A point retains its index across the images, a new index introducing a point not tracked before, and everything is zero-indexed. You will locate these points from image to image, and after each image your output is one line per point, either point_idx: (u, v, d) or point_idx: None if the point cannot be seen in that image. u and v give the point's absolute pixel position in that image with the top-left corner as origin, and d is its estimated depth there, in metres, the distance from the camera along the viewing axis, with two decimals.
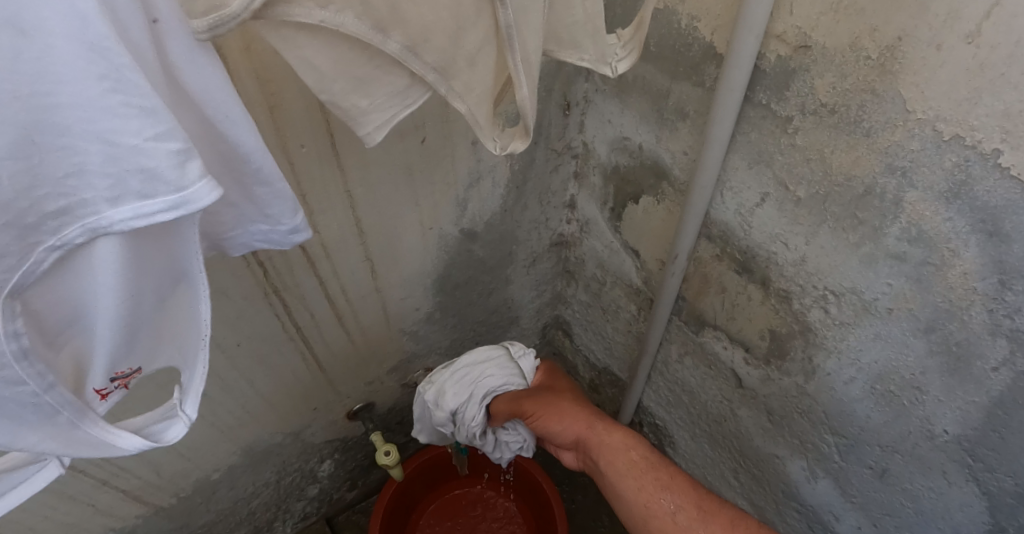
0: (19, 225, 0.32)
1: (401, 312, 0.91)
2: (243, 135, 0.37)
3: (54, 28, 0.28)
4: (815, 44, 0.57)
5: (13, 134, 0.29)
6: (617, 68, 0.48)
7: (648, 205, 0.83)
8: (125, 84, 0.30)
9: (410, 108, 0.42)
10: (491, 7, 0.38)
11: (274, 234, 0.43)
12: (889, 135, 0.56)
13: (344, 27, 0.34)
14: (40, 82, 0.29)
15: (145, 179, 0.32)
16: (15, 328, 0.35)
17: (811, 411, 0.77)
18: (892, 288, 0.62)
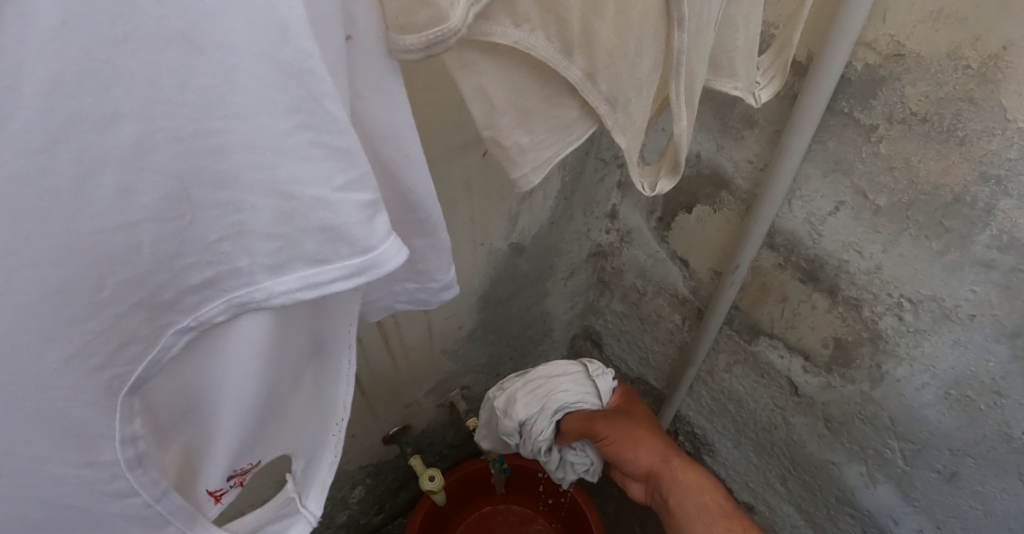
0: (151, 304, 0.28)
1: (445, 331, 0.87)
2: (419, 175, 0.34)
3: (240, 44, 0.22)
4: (909, 52, 0.56)
5: (165, 185, 0.24)
6: (759, 97, 0.51)
7: (703, 214, 0.82)
8: (320, 119, 0.25)
9: (570, 145, 0.42)
10: (667, 35, 0.38)
11: (421, 294, 0.42)
12: (985, 143, 0.55)
13: (535, 49, 0.33)
14: (211, 116, 0.23)
15: (326, 238, 0.28)
16: (132, 431, 0.32)
17: (876, 417, 0.77)
18: (977, 294, 0.61)
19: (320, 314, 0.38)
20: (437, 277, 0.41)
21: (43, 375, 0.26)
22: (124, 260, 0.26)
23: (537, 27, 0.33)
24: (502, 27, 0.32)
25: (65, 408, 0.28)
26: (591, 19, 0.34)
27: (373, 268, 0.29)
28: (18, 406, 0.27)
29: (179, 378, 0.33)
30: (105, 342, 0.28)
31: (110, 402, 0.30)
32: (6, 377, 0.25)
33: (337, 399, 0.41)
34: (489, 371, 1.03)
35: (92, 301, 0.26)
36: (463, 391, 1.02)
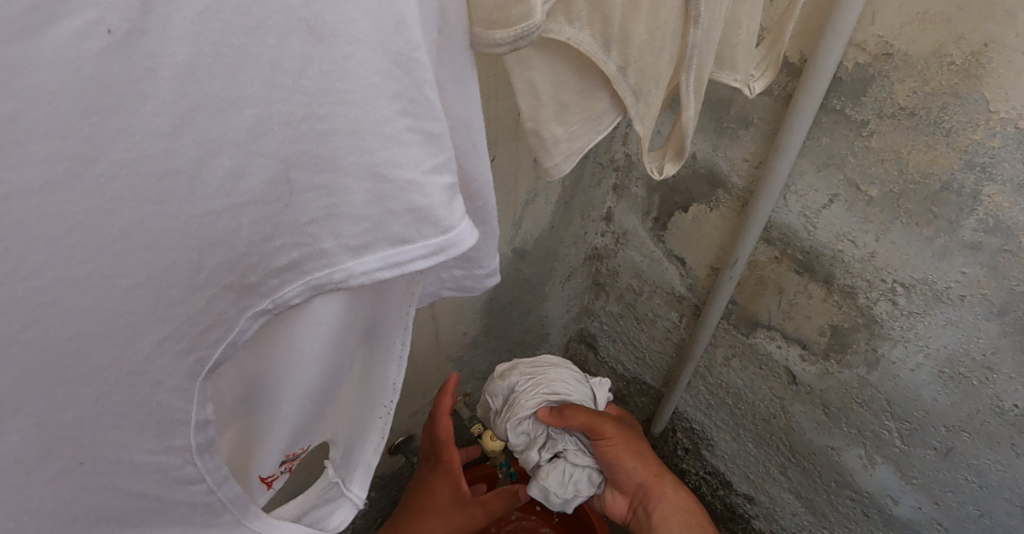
0: (239, 286, 0.28)
1: (450, 339, 0.87)
2: (481, 164, 0.35)
3: (358, 34, 0.25)
4: (896, 52, 0.60)
5: (272, 168, 0.26)
6: (754, 88, 0.52)
7: (699, 213, 0.85)
8: (418, 105, 0.27)
9: (599, 134, 0.42)
10: (683, 32, 0.38)
11: (466, 281, 0.42)
12: (970, 134, 0.59)
13: (582, 46, 0.35)
14: (322, 101, 0.25)
15: (412, 219, 0.29)
16: (206, 417, 0.31)
17: (872, 400, 0.81)
18: (966, 275, 0.65)
19: (375, 300, 0.37)
20: (484, 264, 0.41)
21: (136, 359, 0.27)
22: (223, 242, 0.26)
23: (585, 25, 0.34)
24: (559, 24, 0.33)
25: (151, 393, 0.28)
26: (629, 16, 0.35)
27: (451, 247, 0.30)
28: (108, 391, 0.27)
29: (244, 360, 0.33)
30: (192, 326, 0.28)
31: (191, 387, 0.30)
32: (107, 360, 0.26)
33: (387, 382, 0.40)
34: None
35: (189, 284, 0.27)
36: (464, 398, 1.02)
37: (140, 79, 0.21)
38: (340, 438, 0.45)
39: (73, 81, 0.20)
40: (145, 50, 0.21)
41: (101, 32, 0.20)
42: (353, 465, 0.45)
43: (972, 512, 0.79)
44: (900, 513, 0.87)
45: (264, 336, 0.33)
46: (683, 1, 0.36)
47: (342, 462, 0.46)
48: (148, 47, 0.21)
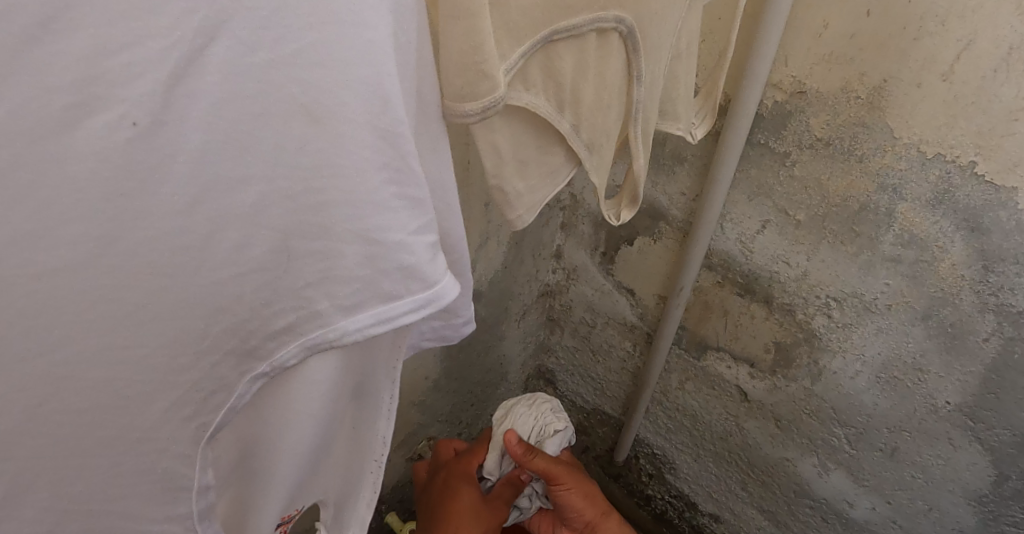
0: (239, 352, 0.30)
1: (413, 383, 0.86)
2: (454, 223, 0.37)
3: (350, 115, 0.27)
4: (809, 89, 0.66)
5: (272, 239, 0.28)
6: (696, 134, 0.56)
7: (643, 245, 0.89)
8: (403, 173, 0.29)
9: (557, 188, 0.44)
10: (628, 91, 0.42)
11: (446, 331, 0.44)
12: (880, 159, 0.65)
13: (539, 109, 0.37)
14: (318, 175, 0.27)
15: (402, 276, 0.30)
16: (206, 481, 0.34)
17: (819, 410, 0.86)
18: (890, 286, 0.71)
19: (366, 355, 0.37)
20: (460, 313, 0.43)
21: (145, 426, 0.29)
22: (228, 309, 0.28)
23: (539, 92, 0.37)
24: (518, 92, 0.36)
25: (157, 459, 0.31)
26: (579, 81, 0.38)
27: (437, 299, 0.32)
28: (116, 454, 0.29)
29: (240, 424, 0.34)
30: (198, 391, 0.30)
31: (192, 452, 0.32)
32: (118, 430, 0.28)
33: (376, 436, 0.41)
34: (453, 420, 1.04)
35: (196, 350, 0.29)
36: (429, 441, 1.01)
37: (160, 164, 0.23)
38: (331, 499, 0.44)
39: (101, 167, 0.23)
40: (164, 138, 0.23)
41: (126, 124, 0.22)
42: (344, 524, 0.45)
43: (922, 507, 0.84)
44: (857, 516, 0.91)
45: (258, 402, 0.34)
46: (625, 65, 0.40)
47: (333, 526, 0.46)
48: (168, 135, 0.23)
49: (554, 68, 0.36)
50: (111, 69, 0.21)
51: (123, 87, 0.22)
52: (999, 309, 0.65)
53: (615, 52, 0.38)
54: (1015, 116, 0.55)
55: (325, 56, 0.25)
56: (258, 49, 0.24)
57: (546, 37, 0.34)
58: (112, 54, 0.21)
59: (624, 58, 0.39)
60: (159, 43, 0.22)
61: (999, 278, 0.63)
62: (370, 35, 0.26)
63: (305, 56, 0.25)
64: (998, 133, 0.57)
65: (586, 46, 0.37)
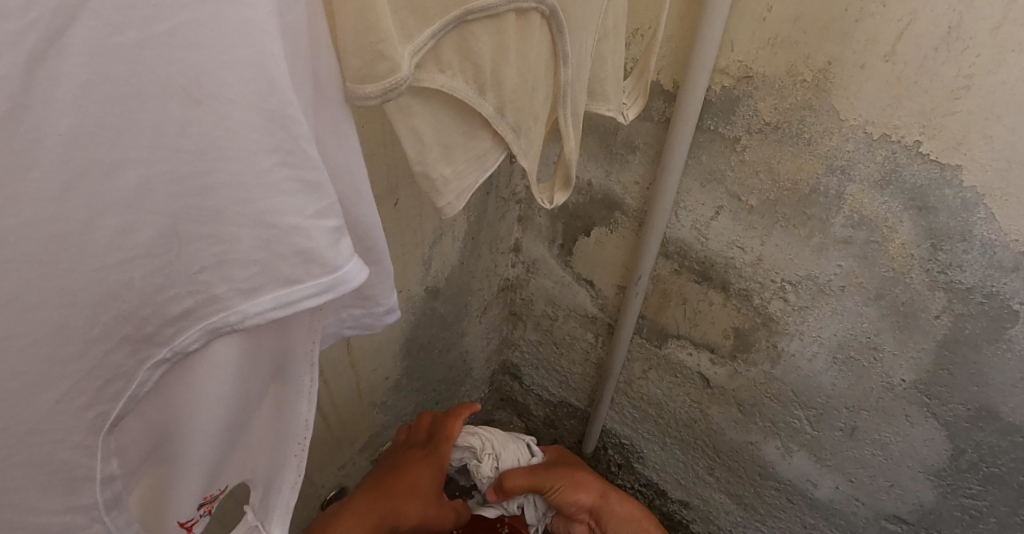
0: (135, 339, 0.26)
1: (373, 384, 0.82)
2: (369, 210, 0.33)
3: (233, 96, 0.23)
4: (755, 73, 0.66)
5: (160, 224, 0.24)
6: (628, 115, 0.56)
7: (600, 235, 0.88)
8: (299, 156, 0.25)
9: (485, 173, 0.41)
10: (555, 71, 0.41)
11: (367, 319, 0.40)
12: (827, 141, 0.65)
13: (457, 92, 0.34)
14: (204, 156, 0.23)
15: (301, 261, 0.27)
16: (111, 471, 0.30)
17: (780, 393, 0.86)
18: (842, 268, 0.72)
19: (280, 337, 0.34)
20: (382, 300, 0.39)
21: (34, 419, 0.25)
22: (118, 296, 0.25)
23: (457, 74, 0.33)
24: (431, 74, 0.32)
25: (52, 450, 0.26)
26: (500, 62, 0.35)
27: (340, 285, 0.28)
28: (7, 452, 0.25)
29: (145, 412, 0.30)
30: (92, 381, 0.26)
31: (93, 442, 0.28)
32: (3, 422, 0.24)
33: (298, 419, 0.38)
34: (417, 419, 1.01)
35: (83, 339, 0.25)
36: None
37: (23, 152, 0.20)
38: (257, 479, 0.41)
39: None
40: (28, 124, 0.20)
41: None
42: (270, 508, 0.43)
43: (884, 484, 0.85)
44: (821, 495, 0.92)
45: (165, 389, 0.30)
46: (549, 43, 0.39)
47: (261, 506, 0.43)
48: (32, 120, 0.20)
49: (469, 48, 0.33)
50: None
51: None
52: (949, 287, 0.66)
53: (535, 31, 0.36)
54: (957, 94, 0.56)
55: (202, 35, 0.21)
56: (126, 29, 0.20)
57: (458, 16, 0.31)
58: None
59: (548, 38, 0.38)
60: (13, 24, 0.18)
61: (946, 255, 0.64)
62: (250, 13, 0.22)
63: (179, 34, 0.21)
64: (941, 112, 0.57)
65: (504, 25, 0.34)
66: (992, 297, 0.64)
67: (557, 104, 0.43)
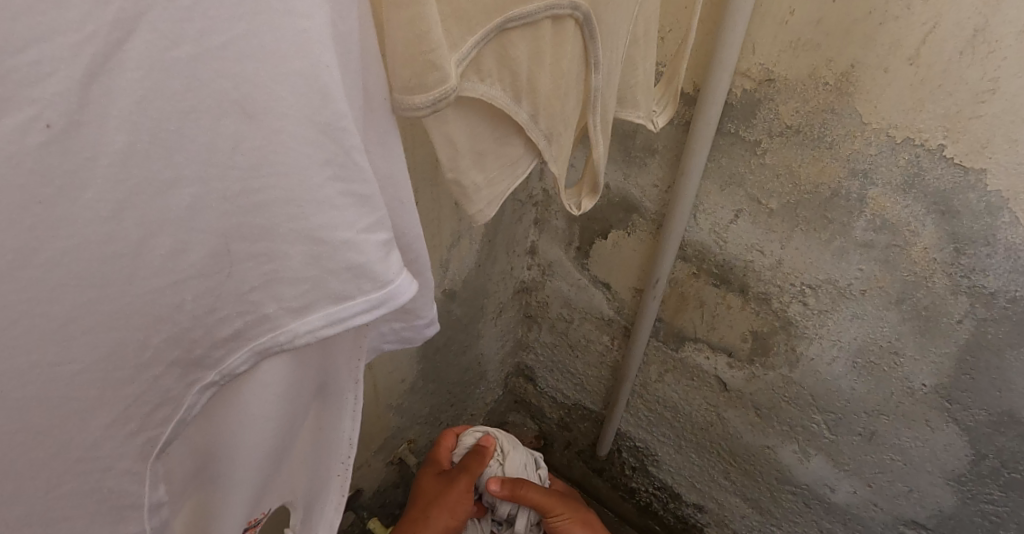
0: (185, 362, 0.27)
1: (389, 385, 0.83)
2: (411, 223, 0.33)
3: (287, 110, 0.23)
4: (777, 77, 0.66)
5: (212, 243, 0.24)
6: (658, 122, 0.55)
7: (618, 238, 0.88)
8: (349, 170, 0.25)
9: (518, 178, 0.41)
10: (585, 78, 0.40)
11: (407, 332, 0.39)
12: (850, 144, 0.65)
13: (494, 100, 0.34)
14: (256, 173, 0.24)
15: (351, 276, 0.27)
16: (158, 498, 0.30)
17: (798, 397, 0.85)
18: (863, 272, 0.71)
19: (325, 358, 0.34)
20: (423, 313, 0.38)
21: (85, 444, 0.25)
22: (168, 319, 0.25)
23: (495, 82, 0.33)
24: (472, 83, 0.32)
25: (100, 479, 0.27)
26: (536, 69, 0.35)
27: (390, 300, 0.28)
28: (57, 482, 0.25)
29: (193, 431, 0.30)
30: (142, 405, 0.26)
31: (141, 468, 0.28)
32: (54, 449, 0.24)
33: (342, 441, 0.38)
34: (432, 421, 1.01)
35: (135, 364, 0.25)
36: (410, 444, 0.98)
37: (79, 170, 0.20)
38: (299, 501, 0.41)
39: (13, 176, 0.19)
40: (86, 141, 0.20)
41: (39, 127, 0.18)
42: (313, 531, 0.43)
43: (902, 489, 0.84)
44: (839, 500, 0.92)
45: (212, 410, 0.30)
46: (582, 50, 0.38)
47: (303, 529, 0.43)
48: (89, 136, 0.20)
49: (507, 56, 0.33)
50: (18, 66, 0.17)
51: (34, 86, 0.18)
52: (973, 292, 0.65)
53: (570, 37, 0.36)
54: (982, 97, 0.55)
55: (258, 49, 0.22)
56: (181, 42, 0.20)
57: (501, 24, 0.31)
58: (13, 52, 0.17)
59: (580, 45, 0.37)
60: (72, 37, 0.18)
61: (970, 260, 0.64)
62: (304, 24, 0.22)
63: (236, 47, 0.21)
64: (966, 116, 0.57)
65: (541, 34, 0.33)
66: (1016, 302, 0.63)
67: (587, 110, 0.43)
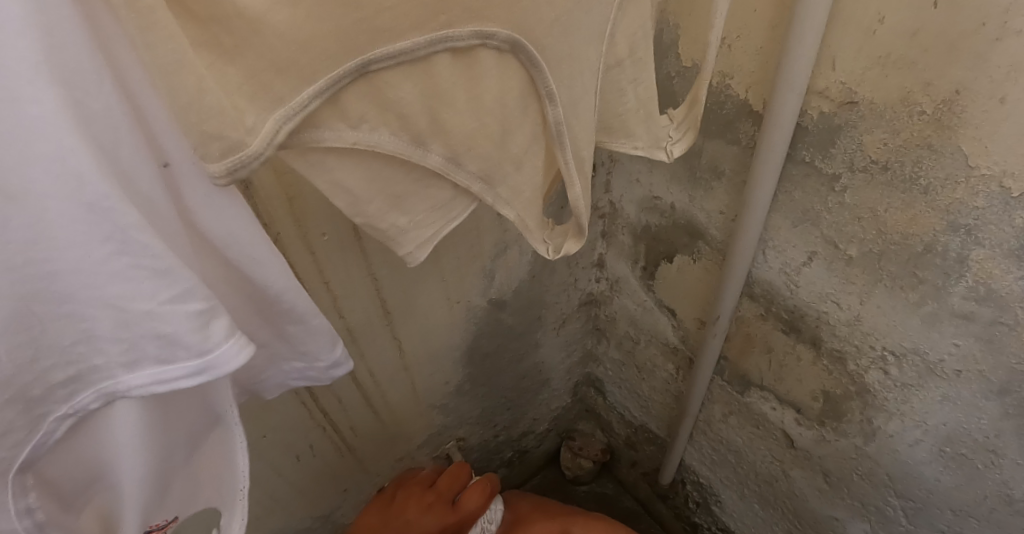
0: (24, 399, 0.30)
1: (431, 387, 0.89)
2: (272, 275, 0.37)
3: (45, 189, 0.25)
4: (862, 100, 0.53)
5: (10, 307, 0.27)
6: (672, 152, 0.48)
7: (682, 264, 0.81)
8: (131, 244, 0.28)
9: (453, 221, 0.41)
10: (542, 110, 0.37)
11: (313, 373, 0.46)
12: (951, 192, 0.51)
13: (381, 145, 0.33)
14: (36, 246, 0.26)
15: (163, 344, 0.31)
16: (26, 505, 0.34)
17: (871, 473, 0.75)
18: (959, 348, 0.58)
19: (203, 395, 0.41)
20: (322, 357, 0.45)
21: None
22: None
23: (378, 127, 0.32)
24: (335, 131, 0.31)
25: None
26: (435, 109, 0.33)
27: (213, 367, 0.33)
28: None
29: (69, 453, 0.35)
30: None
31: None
32: None
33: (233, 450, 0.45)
34: (486, 422, 1.05)
35: None
36: (458, 441, 1.04)
37: None
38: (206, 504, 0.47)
39: None
40: None
41: None
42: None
43: None
44: None
45: (82, 436, 0.35)
46: (528, 80, 0.35)
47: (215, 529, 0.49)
48: None
49: (386, 98, 0.31)
50: None
51: None
52: None
53: (489, 68, 0.33)
54: None
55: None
56: None
57: (356, 67, 0.29)
58: None
59: (524, 74, 0.35)
60: None
61: None
62: (35, 110, 0.24)
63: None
64: None
65: (434, 70, 0.31)
66: None
67: (553, 145, 0.40)
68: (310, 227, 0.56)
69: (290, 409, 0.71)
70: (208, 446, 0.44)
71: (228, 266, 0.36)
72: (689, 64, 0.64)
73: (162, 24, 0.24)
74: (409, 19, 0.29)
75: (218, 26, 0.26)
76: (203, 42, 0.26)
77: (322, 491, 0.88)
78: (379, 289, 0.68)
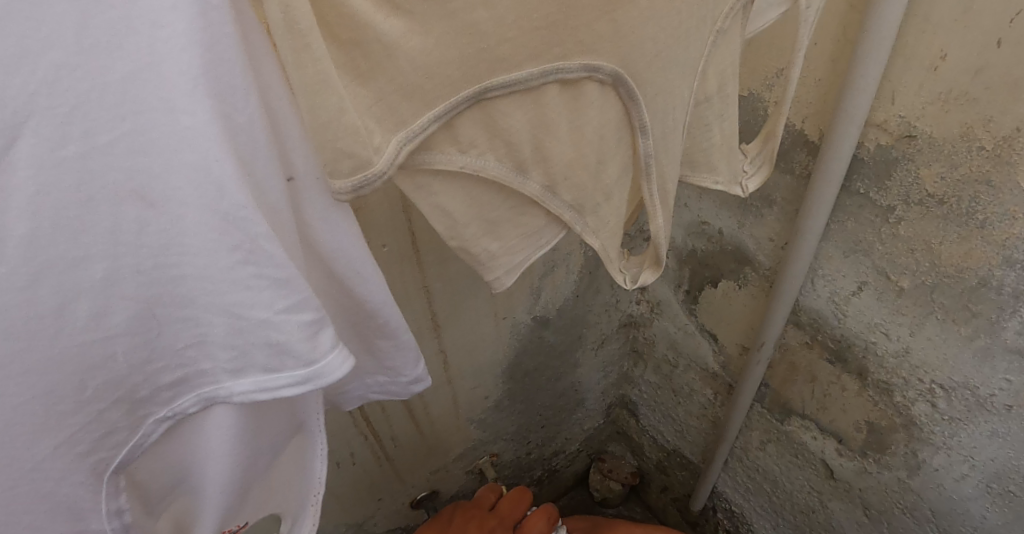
0: (131, 399, 0.32)
1: (471, 400, 0.90)
2: (371, 290, 0.39)
3: (185, 199, 0.27)
4: (921, 133, 0.54)
5: (134, 307, 0.29)
6: (747, 187, 0.51)
7: (727, 289, 0.82)
8: (259, 255, 0.29)
9: (542, 247, 0.43)
10: (633, 141, 0.39)
11: (393, 386, 0.48)
12: (1007, 227, 0.52)
13: (485, 170, 0.36)
14: (166, 253, 0.28)
15: (274, 352, 0.32)
16: (118, 506, 0.35)
17: (914, 507, 0.75)
18: (1011, 384, 0.59)
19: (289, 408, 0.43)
20: (406, 371, 0.47)
21: (36, 459, 0.30)
22: (104, 365, 0.29)
23: (485, 151, 0.35)
24: (447, 155, 0.34)
25: (56, 486, 0.31)
26: (538, 139, 0.36)
27: (318, 377, 0.33)
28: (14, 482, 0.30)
29: (161, 455, 0.36)
30: (88, 433, 0.31)
31: (96, 480, 0.33)
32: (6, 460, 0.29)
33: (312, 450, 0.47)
34: (520, 439, 1.07)
35: (76, 400, 0.30)
36: (491, 458, 1.05)
37: None
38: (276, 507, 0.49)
39: None
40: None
41: None
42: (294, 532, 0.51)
43: None
44: None
45: (174, 440, 0.36)
46: (623, 112, 0.37)
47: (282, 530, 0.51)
48: None
49: (496, 125, 0.34)
50: None
51: None
52: None
53: (592, 99, 0.35)
54: None
55: (145, 143, 0.25)
56: (67, 143, 0.24)
57: (473, 94, 0.31)
58: None
59: (620, 107, 0.37)
60: None
61: None
62: (188, 120, 0.25)
63: (122, 143, 0.25)
64: None
65: (544, 100, 0.34)
66: None
67: (640, 177, 0.42)
68: (371, 238, 0.58)
69: (338, 412, 0.73)
70: (287, 453, 0.46)
71: (331, 279, 0.38)
72: (745, 93, 0.66)
73: (314, 45, 0.27)
74: (524, 50, 0.31)
75: (359, 50, 0.28)
76: (342, 63, 0.29)
77: (357, 501, 0.89)
78: (430, 301, 0.70)
